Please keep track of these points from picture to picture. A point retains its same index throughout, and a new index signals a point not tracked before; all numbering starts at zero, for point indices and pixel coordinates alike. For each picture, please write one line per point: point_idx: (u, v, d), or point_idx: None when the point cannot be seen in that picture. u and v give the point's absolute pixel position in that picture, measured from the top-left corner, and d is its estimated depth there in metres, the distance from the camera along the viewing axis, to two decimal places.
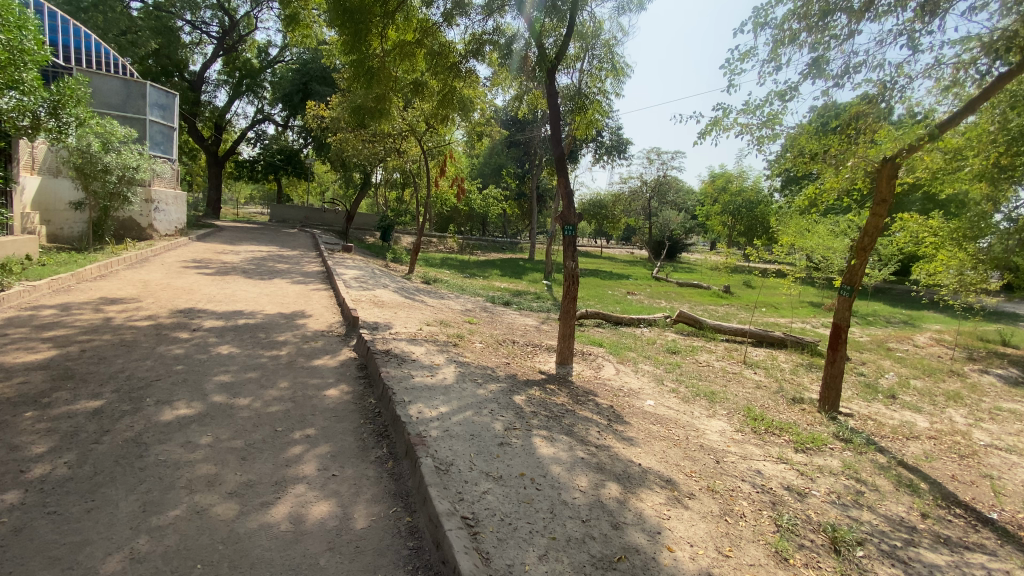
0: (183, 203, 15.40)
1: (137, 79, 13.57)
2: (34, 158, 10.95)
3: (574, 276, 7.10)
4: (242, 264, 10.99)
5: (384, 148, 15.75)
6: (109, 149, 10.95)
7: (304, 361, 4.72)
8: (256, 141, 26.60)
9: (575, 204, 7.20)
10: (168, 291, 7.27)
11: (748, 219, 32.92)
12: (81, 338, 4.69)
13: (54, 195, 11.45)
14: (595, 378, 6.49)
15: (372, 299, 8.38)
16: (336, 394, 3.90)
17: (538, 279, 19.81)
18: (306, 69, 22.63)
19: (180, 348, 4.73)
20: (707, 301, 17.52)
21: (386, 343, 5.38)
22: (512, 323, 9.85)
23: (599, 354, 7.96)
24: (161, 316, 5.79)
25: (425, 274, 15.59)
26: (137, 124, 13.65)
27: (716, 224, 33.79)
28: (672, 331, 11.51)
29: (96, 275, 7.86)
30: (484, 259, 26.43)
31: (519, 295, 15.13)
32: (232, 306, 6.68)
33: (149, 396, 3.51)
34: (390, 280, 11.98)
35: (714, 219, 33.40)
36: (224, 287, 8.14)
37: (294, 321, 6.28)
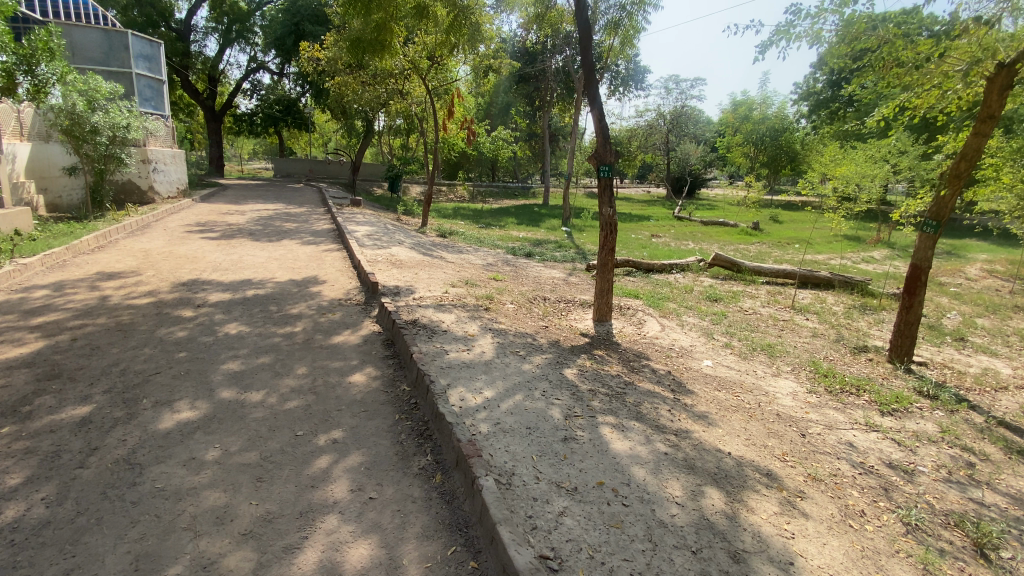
0: (182, 161, 14.55)
1: (117, 28, 12.40)
2: (22, 123, 10.11)
3: (612, 223, 6.29)
4: (249, 225, 10.32)
5: (386, 91, 14.60)
6: (96, 107, 10.05)
7: (323, 338, 4.17)
8: (252, 92, 25.20)
9: (611, 141, 6.30)
10: (171, 261, 6.68)
11: (772, 149, 30.27)
12: (73, 323, 4.16)
13: (48, 161, 10.67)
14: (643, 337, 5.86)
15: (389, 258, 7.72)
16: (362, 381, 3.34)
17: (556, 226, 18.94)
18: (296, 8, 20.88)
19: (184, 330, 4.18)
20: (737, 240, 16.55)
21: (412, 312, 4.78)
22: (539, 276, 9.18)
23: (639, 307, 7.29)
24: (162, 292, 5.22)
25: (438, 227, 14.84)
26: (123, 78, 12.60)
27: (738, 156, 32.03)
28: (708, 275, 10.75)
29: (94, 246, 7.30)
30: (498, 206, 25.44)
31: (538, 244, 14.38)
32: (240, 275, 6.09)
33: (146, 397, 2.99)
34: (404, 236, 11.30)
35: (736, 150, 31.50)
36: (231, 252, 7.54)
37: (307, 289, 5.68)
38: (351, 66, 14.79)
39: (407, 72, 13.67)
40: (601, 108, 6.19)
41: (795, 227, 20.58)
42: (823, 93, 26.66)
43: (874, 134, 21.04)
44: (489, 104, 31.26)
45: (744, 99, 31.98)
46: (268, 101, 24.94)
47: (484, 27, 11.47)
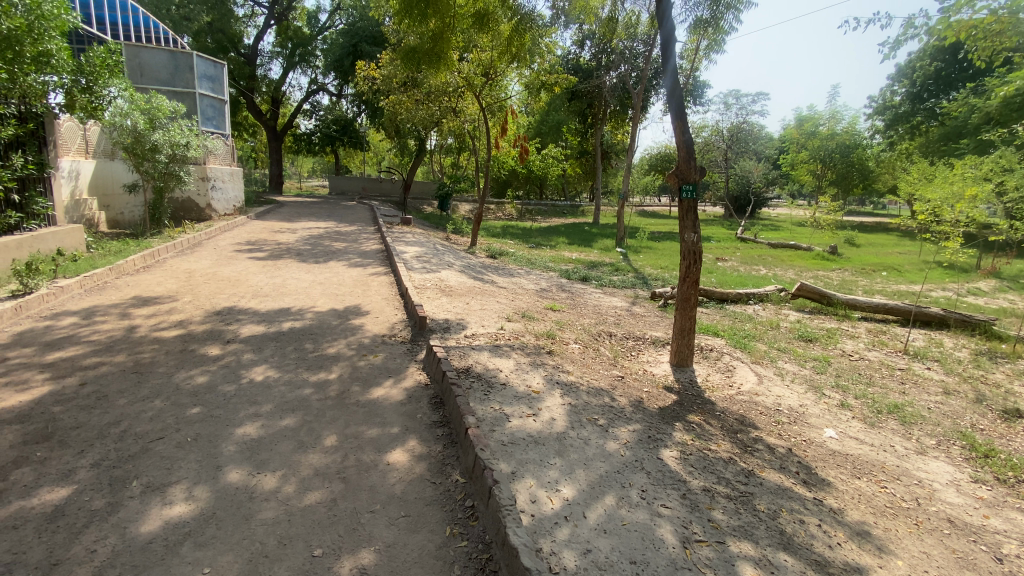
0: (240, 179, 14.75)
1: (183, 50, 12.72)
2: (88, 141, 10.32)
3: (696, 250, 5.36)
4: (298, 245, 10.07)
5: (439, 108, 14.27)
6: (156, 125, 10.16)
7: (360, 391, 3.48)
8: (312, 113, 25.92)
9: (695, 156, 5.42)
10: (213, 284, 6.30)
11: (843, 166, 27.83)
12: (88, 362, 3.68)
13: (111, 178, 10.89)
14: (737, 393, 4.86)
15: (438, 284, 7.09)
16: (404, 464, 2.58)
17: (611, 246, 18.00)
18: (355, 30, 21.33)
19: (206, 373, 3.61)
20: (814, 265, 15.00)
21: (466, 357, 4.01)
22: (600, 307, 8.29)
23: (724, 351, 6.25)
24: (193, 323, 4.73)
25: (488, 247, 14.26)
26: (187, 98, 12.89)
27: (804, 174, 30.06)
28: (791, 307, 9.50)
29: (140, 266, 7.08)
30: (547, 224, 24.75)
31: (593, 267, 13.50)
32: (280, 303, 5.58)
33: (137, 476, 2.36)
34: (454, 257, 10.75)
35: (801, 168, 29.35)
36: (275, 274, 7.14)
37: (348, 322, 5.06)
38: (405, 84, 14.59)
39: (461, 88, 13.27)
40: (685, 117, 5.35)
41: (876, 251, 18.64)
42: (903, 106, 24.04)
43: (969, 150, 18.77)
44: (540, 122, 30.78)
45: (811, 114, 29.93)
46: (327, 122, 25.60)
47: (541, 40, 10.87)
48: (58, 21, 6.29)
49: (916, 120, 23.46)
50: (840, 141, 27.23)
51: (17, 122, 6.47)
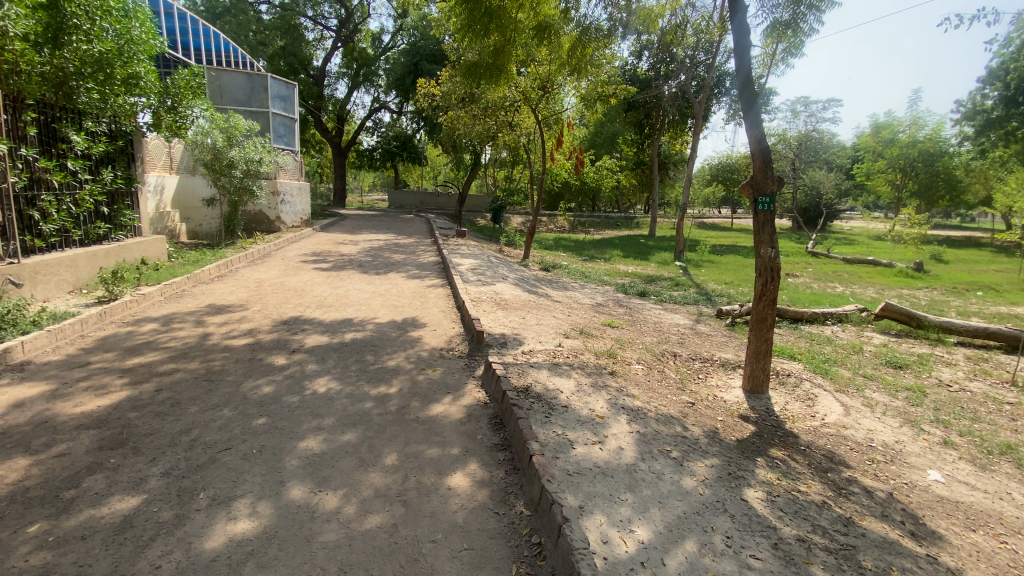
0: (307, 193, 15.48)
1: (259, 72, 13.57)
2: (173, 158, 11.17)
3: (773, 266, 5.13)
4: (358, 256, 10.37)
5: (496, 122, 14.40)
6: (233, 143, 10.84)
7: (419, 407, 3.40)
8: (374, 130, 27.01)
9: (773, 166, 5.16)
10: (280, 294, 6.53)
11: (927, 178, 25.84)
12: (165, 368, 3.84)
13: (192, 193, 11.70)
14: (820, 427, 4.42)
15: (494, 297, 7.02)
16: (465, 491, 2.46)
17: (669, 260, 17.39)
18: (416, 49, 22.03)
19: (271, 383, 3.67)
20: (896, 283, 13.80)
21: (525, 375, 3.86)
22: (662, 325, 7.93)
23: (801, 377, 5.75)
24: (261, 332, 4.88)
25: (542, 260, 14.15)
26: (261, 117, 13.72)
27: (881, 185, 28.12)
28: (873, 329, 8.71)
29: (215, 276, 7.48)
30: (601, 236, 24.38)
31: (651, 282, 13.06)
32: (342, 313, 5.68)
33: (204, 489, 2.37)
34: (509, 270, 10.69)
35: (877, 178, 27.38)
36: (337, 285, 7.33)
37: (407, 334, 5.06)
38: (463, 99, 14.84)
39: (517, 102, 13.36)
40: (760, 126, 5.12)
41: (968, 268, 16.93)
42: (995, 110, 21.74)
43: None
44: (595, 133, 30.35)
45: (888, 121, 27.93)
46: (387, 138, 26.57)
47: (601, 51, 10.74)
48: (145, 45, 6.91)
49: (1010, 125, 20.21)
50: (922, 150, 25.23)
51: (108, 140, 6.96)
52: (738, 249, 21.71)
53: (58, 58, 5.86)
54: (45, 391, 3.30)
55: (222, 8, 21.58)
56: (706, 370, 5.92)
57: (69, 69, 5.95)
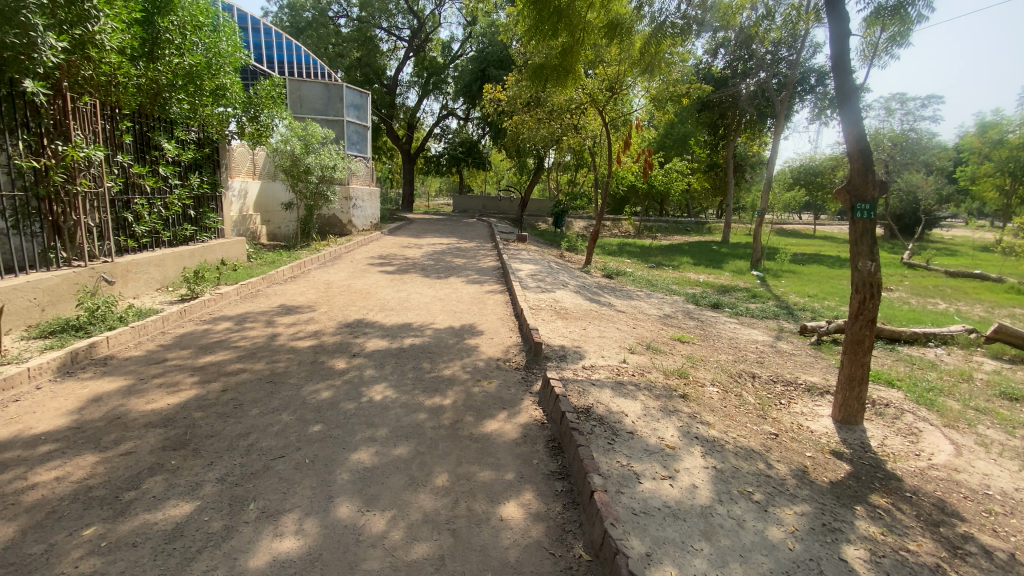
0: (377, 198, 16.02)
1: (336, 82, 14.20)
2: (256, 164, 11.90)
3: (874, 281, 4.55)
4: (422, 260, 10.51)
5: (561, 126, 14.18)
6: (310, 150, 11.38)
7: (474, 421, 3.24)
8: (441, 136, 27.67)
9: (874, 169, 4.59)
10: (346, 296, 6.67)
11: None
12: (233, 367, 3.96)
13: (272, 197, 12.44)
14: (930, 471, 3.80)
15: (555, 305, 6.79)
16: (519, 524, 2.26)
17: (743, 269, 16.37)
18: (484, 55, 22.24)
19: (329, 388, 3.66)
20: (1016, 301, 12.10)
21: (586, 394, 3.61)
22: (737, 341, 7.33)
23: (902, 409, 5.04)
24: (325, 333, 4.95)
25: (605, 266, 13.74)
26: (336, 125, 14.38)
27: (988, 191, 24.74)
28: (990, 355, 7.60)
29: (288, 276, 7.81)
30: (668, 242, 23.46)
31: (724, 292, 12.28)
32: (403, 317, 5.67)
33: (254, 499, 2.33)
34: (571, 277, 10.43)
35: (989, 181, 24.37)
36: (400, 288, 7.41)
37: (465, 342, 4.94)
38: (529, 104, 14.75)
39: (584, 105, 13.10)
40: (860, 125, 4.60)
41: None
42: None
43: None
44: (664, 135, 29.73)
45: (1005, 117, 24.81)
46: (454, 143, 27.13)
47: (673, 49, 10.28)
48: (231, 57, 7.49)
49: None
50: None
51: (196, 147, 7.58)
52: (822, 259, 20.05)
53: (152, 70, 6.44)
54: (121, 387, 3.51)
55: (306, 24, 22.98)
56: (788, 395, 5.35)
57: (162, 80, 6.57)
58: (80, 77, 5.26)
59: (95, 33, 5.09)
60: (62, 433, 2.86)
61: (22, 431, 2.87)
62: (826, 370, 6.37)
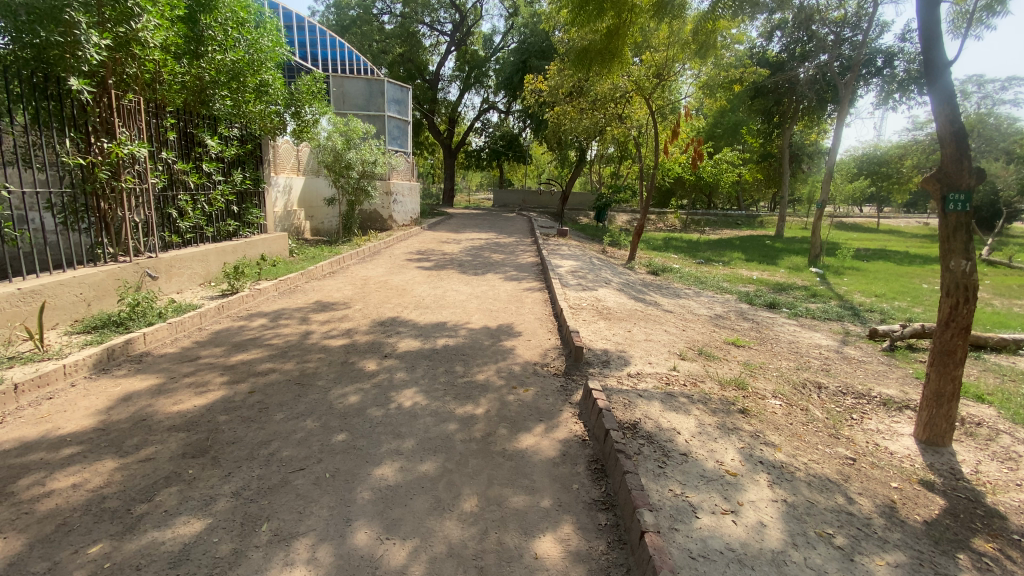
0: (417, 193, 16.00)
1: (377, 77, 14.22)
2: (300, 161, 12.05)
3: (969, 284, 3.95)
4: (460, 255, 10.34)
5: (605, 116, 13.65)
6: (352, 145, 11.41)
7: (508, 435, 2.97)
8: (482, 130, 27.49)
9: (970, 154, 3.96)
10: (382, 292, 6.55)
11: None
12: (263, 367, 3.85)
13: (315, 193, 12.62)
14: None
15: (598, 305, 6.42)
16: (556, 566, 1.97)
17: (800, 265, 15.37)
18: (525, 46, 21.83)
19: (357, 392, 3.46)
20: None
21: (633, 408, 3.28)
22: (797, 347, 6.72)
23: (997, 429, 4.39)
24: (358, 332, 4.78)
25: (650, 262, 13.19)
26: (378, 121, 14.43)
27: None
28: None
29: (327, 272, 7.80)
30: (717, 237, 22.45)
31: (780, 290, 11.50)
32: (438, 316, 5.46)
33: (268, 519, 2.15)
34: (614, 273, 9.99)
35: None
36: (437, 285, 7.23)
37: (501, 343, 4.67)
38: (571, 94, 14.30)
39: (630, 93, 12.55)
40: (953, 104, 3.97)
41: None
42: None
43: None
44: (713, 125, 28.86)
45: None
46: (495, 137, 26.94)
47: (727, 30, 9.62)
48: (272, 53, 7.46)
49: None
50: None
51: (239, 143, 7.66)
52: (888, 255, 18.60)
53: (196, 68, 6.48)
54: (151, 387, 3.45)
55: (350, 22, 23.27)
56: (861, 409, 4.78)
57: (205, 78, 6.59)
58: (124, 75, 5.32)
59: (138, 31, 5.09)
60: (87, 434, 2.83)
61: (50, 431, 2.86)
62: (904, 381, 5.70)
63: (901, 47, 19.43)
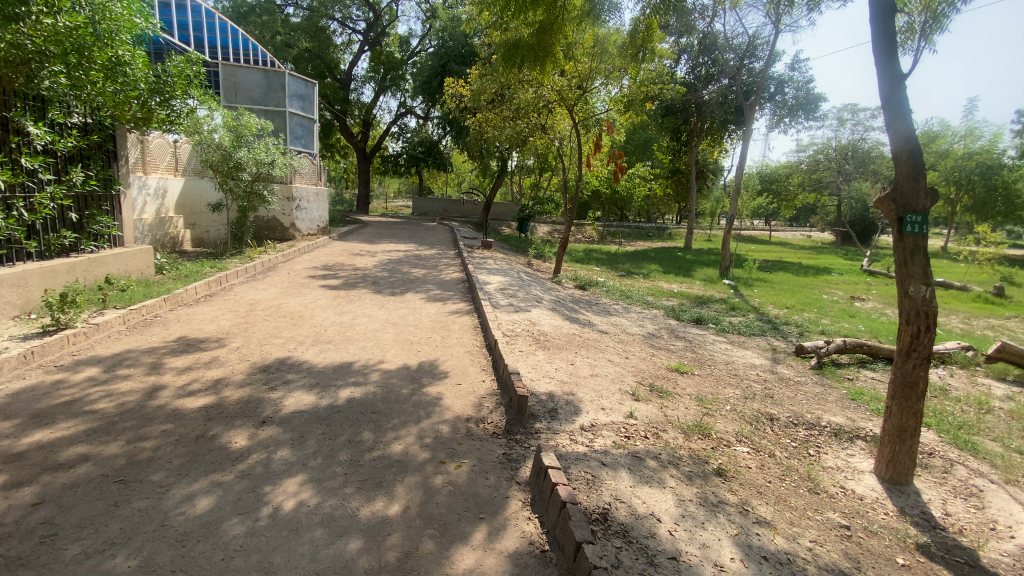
0: (326, 199, 14.45)
1: (277, 69, 12.69)
2: (179, 159, 10.30)
3: (929, 311, 3.73)
4: (374, 270, 9.20)
5: (528, 125, 13.13)
6: (242, 143, 9.90)
7: (435, 549, 2.10)
8: (399, 135, 26.16)
9: (926, 175, 3.77)
10: (271, 322, 5.34)
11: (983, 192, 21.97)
12: (71, 457, 2.66)
13: (199, 197, 10.86)
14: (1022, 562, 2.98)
15: (533, 330, 5.70)
16: None
17: (713, 277, 15.98)
18: (444, 50, 21.01)
19: (211, 492, 2.43)
20: (979, 311, 12.30)
21: (598, 487, 2.54)
22: (735, 369, 6.45)
23: (950, 459, 4.23)
24: (230, 385, 3.64)
25: (576, 275, 12.89)
26: (277, 117, 12.82)
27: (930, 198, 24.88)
28: (991, 376, 7.24)
29: (203, 295, 6.39)
30: (634, 248, 23.02)
31: (702, 303, 11.68)
32: (342, 354, 4.41)
33: None
34: (544, 290, 9.42)
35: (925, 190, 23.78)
36: (344, 309, 6.13)
37: (422, 389, 3.76)
38: (493, 102, 13.67)
39: (553, 103, 12.22)
40: (910, 121, 3.74)
41: None
42: None
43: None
44: (627, 140, 29.92)
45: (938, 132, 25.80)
46: (413, 143, 25.80)
47: (652, 45, 9.53)
48: (128, 23, 5.99)
49: None
50: (980, 160, 22.05)
51: (80, 133, 6.07)
52: (786, 266, 20.11)
53: (12, 32, 4.81)
54: None
55: (248, 9, 21.04)
56: (815, 442, 4.46)
57: (27, 45, 4.94)
58: None
59: None
60: None
61: None
62: (842, 404, 5.54)
63: (791, 76, 21.17)
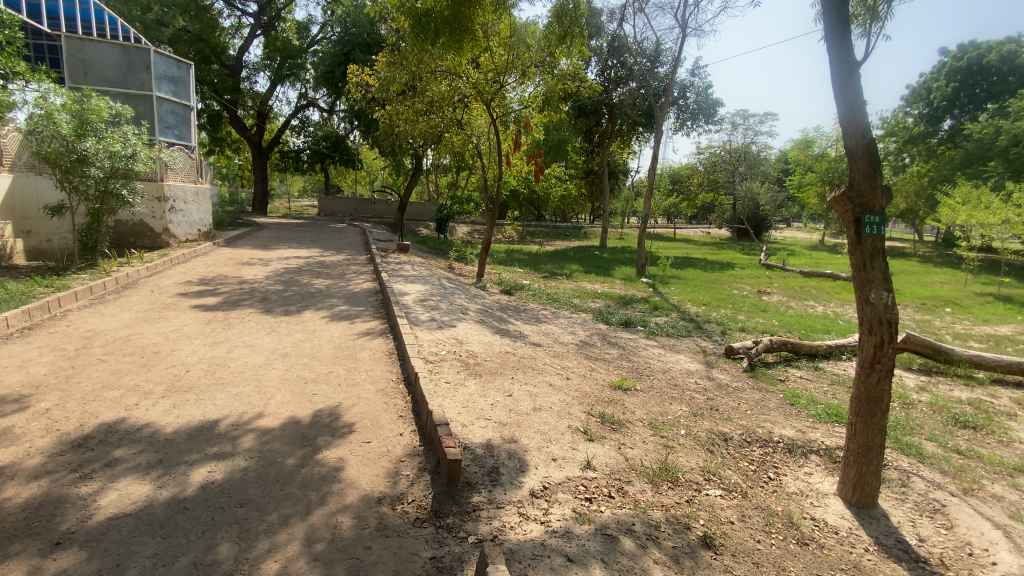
0: (209, 198, 12.44)
1: (140, 45, 10.68)
2: (5, 150, 8.23)
3: (890, 318, 3.44)
4: (266, 283, 7.81)
5: (443, 121, 12.15)
6: (89, 131, 8.03)
7: None
8: (300, 129, 23.88)
9: (881, 170, 3.46)
10: (110, 363, 4.03)
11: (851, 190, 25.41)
12: None
13: (34, 198, 8.72)
14: None
15: (459, 352, 4.87)
16: None
17: (632, 275, 16.15)
18: (348, 38, 19.40)
19: None
20: None
21: None
22: (674, 377, 6.04)
23: (905, 470, 4.13)
24: (16, 480, 2.47)
25: (499, 278, 12.25)
26: (142, 102, 10.74)
27: (811, 197, 27.79)
28: (896, 366, 7.62)
29: (19, 329, 4.82)
30: (553, 248, 22.95)
31: (627, 303, 11.56)
32: (205, 409, 3.30)
33: None
34: (467, 297, 8.61)
35: None
36: (219, 337, 4.89)
37: (317, 455, 2.80)
38: (402, 94, 12.50)
39: (469, 97, 11.46)
40: (864, 113, 3.41)
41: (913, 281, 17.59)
42: (918, 127, 25.00)
43: (997, 174, 18.57)
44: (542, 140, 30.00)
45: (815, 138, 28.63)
46: (317, 138, 23.76)
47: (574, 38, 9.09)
48: None
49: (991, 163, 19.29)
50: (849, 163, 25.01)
51: None
52: (695, 262, 21.07)
53: None
54: None
55: None
56: (772, 462, 4.09)
57: None
58: None
59: None
60: None
61: None
62: (785, 411, 5.29)
63: (692, 81, 22.11)
